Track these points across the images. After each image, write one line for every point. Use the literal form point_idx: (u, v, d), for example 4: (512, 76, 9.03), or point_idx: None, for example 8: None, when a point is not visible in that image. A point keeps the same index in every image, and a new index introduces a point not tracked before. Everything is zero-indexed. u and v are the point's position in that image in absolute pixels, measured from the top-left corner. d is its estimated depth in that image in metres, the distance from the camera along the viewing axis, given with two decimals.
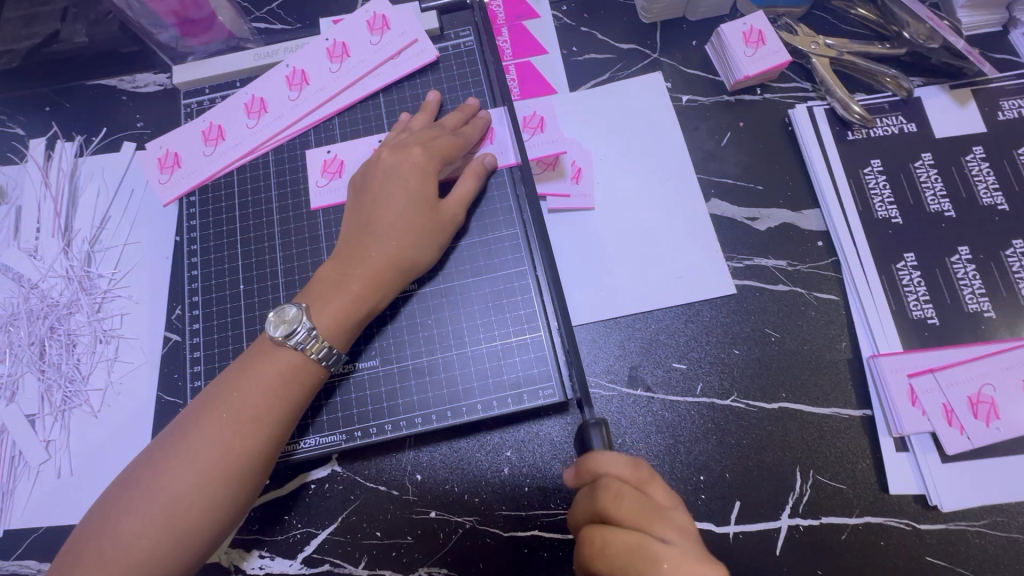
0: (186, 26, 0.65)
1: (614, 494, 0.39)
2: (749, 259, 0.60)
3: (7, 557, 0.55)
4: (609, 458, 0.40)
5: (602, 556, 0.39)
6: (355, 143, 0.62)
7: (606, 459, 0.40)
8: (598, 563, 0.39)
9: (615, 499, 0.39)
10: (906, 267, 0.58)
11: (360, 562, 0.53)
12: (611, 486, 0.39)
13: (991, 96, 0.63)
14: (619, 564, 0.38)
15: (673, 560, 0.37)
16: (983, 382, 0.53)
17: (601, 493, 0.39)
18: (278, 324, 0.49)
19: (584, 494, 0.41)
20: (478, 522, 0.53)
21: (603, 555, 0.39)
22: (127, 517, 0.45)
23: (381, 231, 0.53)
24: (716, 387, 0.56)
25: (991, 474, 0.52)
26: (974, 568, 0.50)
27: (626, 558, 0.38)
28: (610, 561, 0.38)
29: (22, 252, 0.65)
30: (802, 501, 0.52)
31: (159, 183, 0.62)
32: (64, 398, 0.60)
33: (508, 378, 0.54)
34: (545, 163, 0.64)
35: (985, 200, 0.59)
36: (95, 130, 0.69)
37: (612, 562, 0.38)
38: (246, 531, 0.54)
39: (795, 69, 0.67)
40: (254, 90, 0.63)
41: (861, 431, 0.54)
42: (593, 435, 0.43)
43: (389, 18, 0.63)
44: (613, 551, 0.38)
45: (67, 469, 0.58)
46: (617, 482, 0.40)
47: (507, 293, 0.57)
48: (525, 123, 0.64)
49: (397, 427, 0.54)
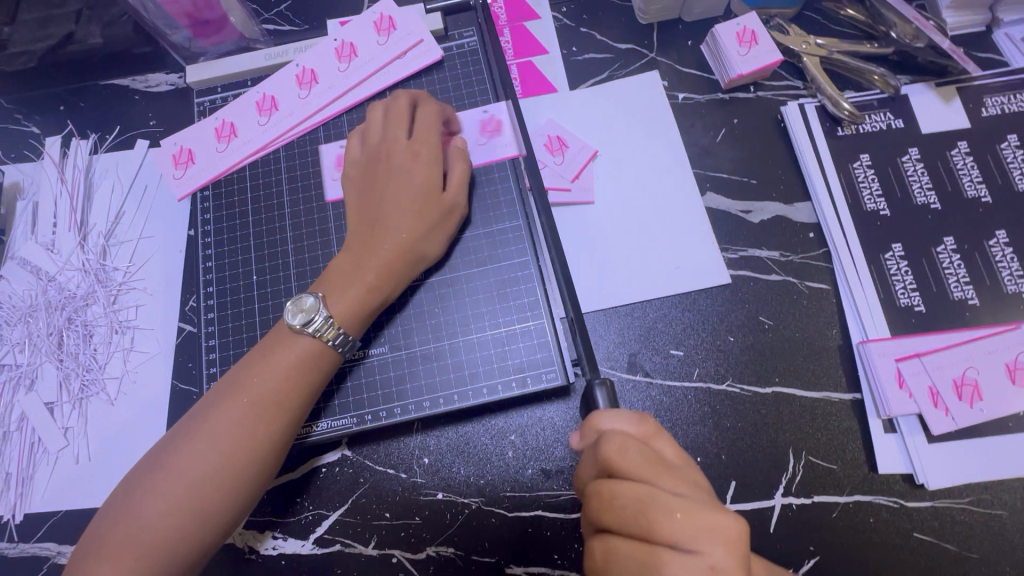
0: (199, 27, 0.67)
1: (619, 447, 0.40)
2: (744, 251, 0.63)
3: (29, 539, 0.57)
4: (612, 415, 0.42)
5: (611, 508, 0.40)
6: None
7: (607, 415, 0.42)
8: (609, 515, 0.40)
9: (620, 453, 0.40)
10: (894, 256, 0.60)
11: (370, 542, 0.55)
12: (616, 440, 0.40)
13: (976, 93, 0.65)
14: (628, 516, 0.39)
15: (683, 511, 0.38)
16: (967, 366, 0.56)
17: (606, 447, 0.40)
18: (295, 313, 0.51)
19: (588, 450, 0.42)
20: (483, 503, 0.56)
21: (612, 506, 0.40)
22: (152, 497, 0.47)
23: (392, 225, 0.55)
24: (712, 372, 0.59)
25: (975, 454, 0.54)
26: (959, 543, 0.52)
27: (636, 508, 0.39)
28: (619, 513, 0.40)
29: (40, 246, 0.67)
30: (795, 481, 0.55)
31: (174, 178, 0.64)
32: (82, 386, 0.62)
33: (512, 363, 0.56)
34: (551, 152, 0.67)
35: (970, 193, 0.62)
36: (110, 128, 0.71)
37: (622, 513, 0.39)
38: (259, 513, 0.56)
39: (787, 68, 0.70)
40: (264, 89, 0.65)
41: (852, 414, 0.56)
42: (597, 393, 0.44)
43: (395, 19, 0.65)
44: (622, 503, 0.39)
45: (86, 454, 0.60)
46: (621, 435, 0.41)
47: (511, 283, 0.59)
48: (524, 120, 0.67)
49: (406, 410, 0.56)
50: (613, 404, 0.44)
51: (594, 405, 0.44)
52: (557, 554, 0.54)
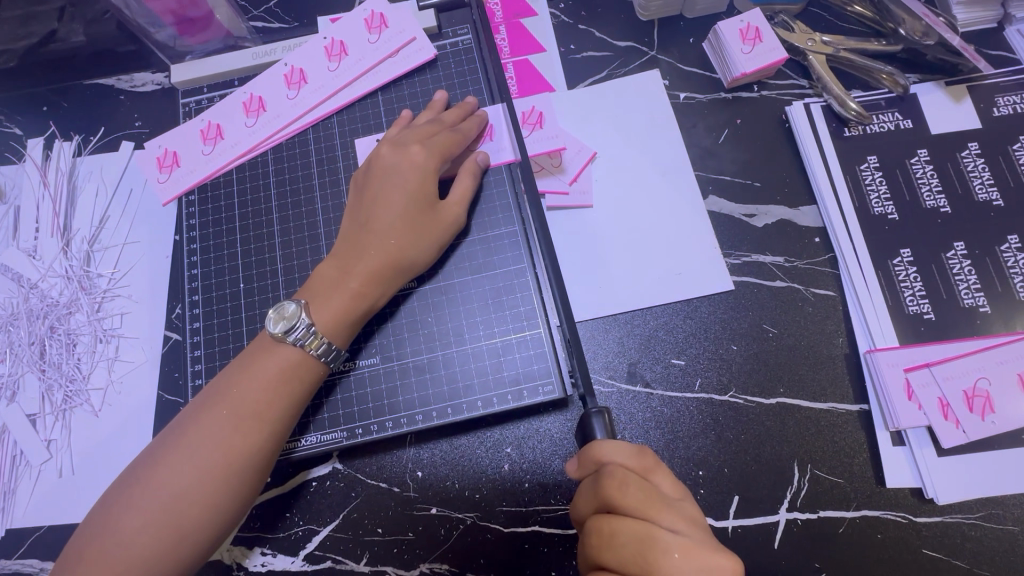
0: (184, 25, 0.65)
1: (619, 482, 0.39)
2: (747, 256, 0.61)
3: (10, 556, 0.55)
4: (612, 446, 0.40)
5: (610, 546, 0.39)
6: (356, 143, 0.62)
7: (610, 448, 0.40)
8: (606, 553, 0.39)
9: (620, 489, 0.39)
10: (903, 262, 0.58)
11: (362, 558, 0.54)
12: (617, 474, 0.39)
13: (987, 92, 0.63)
14: (626, 554, 0.38)
15: (682, 550, 0.37)
16: (978, 376, 0.54)
17: (606, 482, 0.39)
18: (278, 321, 0.50)
19: (588, 483, 0.41)
20: (479, 518, 0.54)
21: (610, 544, 0.39)
22: (128, 514, 0.45)
23: (380, 230, 0.53)
24: (714, 382, 0.57)
25: (986, 467, 0.52)
26: (970, 560, 0.51)
27: (634, 547, 0.38)
28: (617, 552, 0.38)
29: (22, 252, 0.65)
30: (800, 495, 0.53)
31: (158, 182, 0.62)
32: (65, 397, 0.60)
33: (508, 374, 0.55)
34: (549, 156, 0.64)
35: (981, 196, 0.60)
36: (93, 129, 0.69)
37: (620, 551, 0.38)
38: (247, 529, 0.55)
39: (792, 66, 0.68)
40: (252, 89, 0.63)
41: (858, 426, 0.55)
42: (594, 423, 0.41)
43: (387, 17, 0.63)
44: (621, 541, 0.38)
45: (69, 467, 0.58)
46: (622, 470, 0.40)
47: (506, 291, 0.57)
48: (525, 118, 0.64)
49: (398, 424, 0.54)
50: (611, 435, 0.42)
51: (592, 436, 0.42)
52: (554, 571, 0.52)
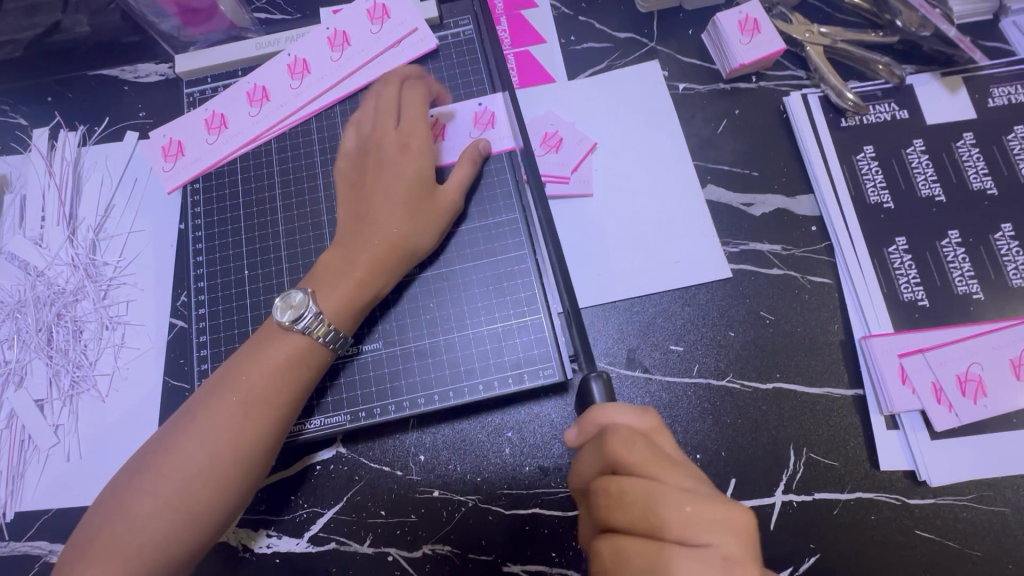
0: (188, 15, 0.65)
1: (623, 440, 0.40)
2: (745, 244, 0.62)
3: (20, 538, 0.56)
4: (615, 408, 0.41)
5: (619, 504, 0.39)
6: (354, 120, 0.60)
7: (607, 410, 0.41)
8: (615, 512, 0.39)
9: (625, 445, 0.39)
10: (898, 250, 0.59)
11: (366, 539, 0.55)
12: (623, 433, 0.40)
13: (982, 83, 0.64)
14: (635, 511, 0.38)
15: (693, 503, 0.37)
16: (971, 361, 0.55)
17: (610, 439, 0.40)
18: (284, 309, 0.50)
19: (592, 445, 0.41)
20: (480, 500, 0.55)
21: (619, 501, 0.38)
22: (139, 498, 0.46)
23: (383, 218, 0.54)
24: (712, 367, 0.58)
25: (978, 450, 0.54)
26: (962, 541, 0.52)
27: (644, 502, 0.38)
28: (628, 508, 0.38)
29: (28, 240, 0.66)
30: (796, 478, 0.54)
31: (164, 171, 0.63)
32: (72, 383, 0.61)
33: (509, 359, 0.56)
34: (548, 145, 0.65)
35: (975, 185, 0.60)
36: (98, 119, 0.69)
37: (628, 508, 0.38)
38: (253, 512, 0.55)
39: (790, 57, 0.68)
40: (255, 79, 0.64)
41: (853, 410, 0.56)
42: (594, 385, 0.44)
43: (389, 7, 0.64)
44: (630, 498, 0.38)
45: (77, 452, 0.59)
46: (626, 429, 0.40)
47: (508, 278, 0.58)
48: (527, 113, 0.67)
49: (400, 408, 0.55)
50: (610, 397, 0.43)
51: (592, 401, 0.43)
52: (554, 553, 0.53)
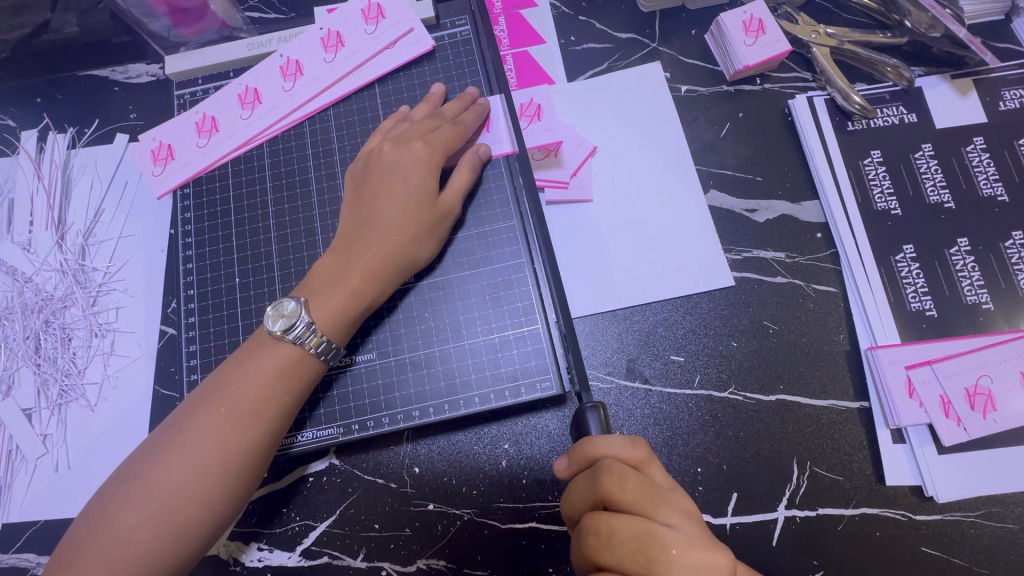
0: (178, 15, 0.64)
1: (616, 478, 0.39)
2: (748, 252, 0.60)
3: (6, 550, 0.55)
4: (605, 440, 0.41)
5: (608, 544, 0.38)
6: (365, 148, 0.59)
7: (604, 441, 0.41)
8: (605, 553, 0.38)
9: (618, 483, 0.39)
10: (905, 258, 0.58)
11: (359, 554, 0.53)
12: (615, 468, 0.39)
13: (993, 86, 0.62)
14: (625, 553, 0.38)
15: (680, 547, 0.37)
16: (980, 374, 0.53)
17: (603, 476, 0.39)
18: (277, 318, 0.49)
19: (583, 481, 0.41)
20: (476, 514, 0.54)
21: (609, 542, 0.38)
22: (124, 511, 0.45)
23: (380, 226, 0.52)
24: (714, 378, 0.56)
25: (987, 465, 0.52)
26: (970, 559, 0.50)
27: (634, 544, 0.37)
28: (617, 548, 0.38)
29: (16, 245, 0.64)
30: (799, 493, 0.53)
31: (153, 175, 0.61)
32: (61, 392, 0.60)
33: (506, 371, 0.54)
34: (546, 150, 0.63)
35: (985, 191, 0.59)
36: (88, 121, 0.68)
37: (618, 550, 0.38)
38: (244, 524, 0.54)
39: (795, 59, 0.67)
40: (247, 81, 0.62)
41: (858, 423, 0.54)
42: (589, 417, 0.42)
43: (384, 7, 0.62)
44: (619, 540, 0.38)
45: (65, 462, 0.58)
46: (619, 464, 0.40)
47: (504, 286, 0.56)
48: (521, 112, 0.63)
49: (394, 420, 0.54)
50: (607, 431, 0.42)
51: (587, 433, 0.42)
52: (551, 568, 0.52)
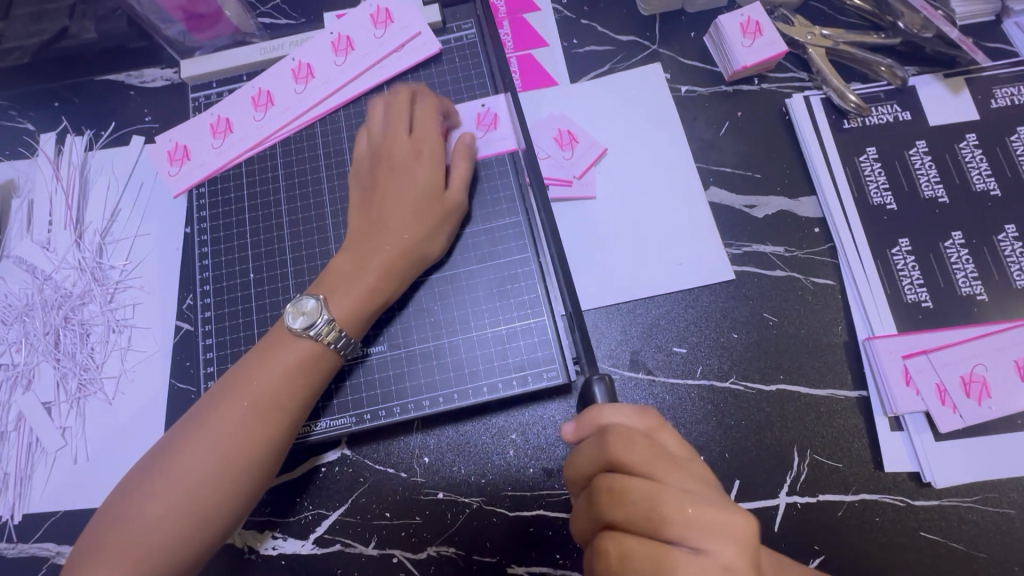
0: (193, 21, 0.66)
1: (623, 441, 0.40)
2: (748, 246, 0.62)
3: (28, 540, 0.56)
4: (613, 408, 0.41)
5: (622, 504, 0.39)
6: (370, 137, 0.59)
7: (611, 410, 0.41)
8: (620, 511, 0.39)
9: (627, 447, 0.40)
10: (901, 251, 0.59)
11: (370, 541, 0.55)
12: (623, 434, 0.40)
13: (985, 84, 0.64)
14: (638, 511, 0.38)
15: (694, 506, 0.38)
16: (974, 362, 0.55)
17: (612, 439, 0.40)
18: (296, 316, 0.51)
19: (590, 444, 0.42)
20: (484, 502, 0.55)
21: (624, 501, 0.39)
22: (150, 500, 0.46)
23: (395, 222, 0.54)
24: (715, 369, 0.58)
25: (983, 451, 0.53)
26: (967, 543, 0.52)
27: (647, 504, 0.38)
28: (630, 506, 0.39)
29: (36, 244, 0.66)
30: (800, 480, 0.54)
31: (170, 175, 0.63)
32: (79, 386, 0.61)
33: (513, 361, 0.56)
34: (566, 144, 0.66)
35: (978, 186, 0.60)
36: (104, 124, 0.70)
37: (631, 508, 0.39)
38: (258, 513, 0.56)
39: (792, 59, 0.68)
40: (261, 84, 0.64)
41: (857, 411, 0.56)
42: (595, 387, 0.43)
43: (393, 12, 0.65)
44: (633, 499, 0.39)
45: (84, 455, 0.59)
46: (629, 430, 0.40)
47: (511, 280, 0.58)
48: (558, 140, 0.66)
49: (405, 410, 0.56)
50: (613, 399, 0.43)
51: (593, 401, 0.43)
52: (558, 554, 0.53)
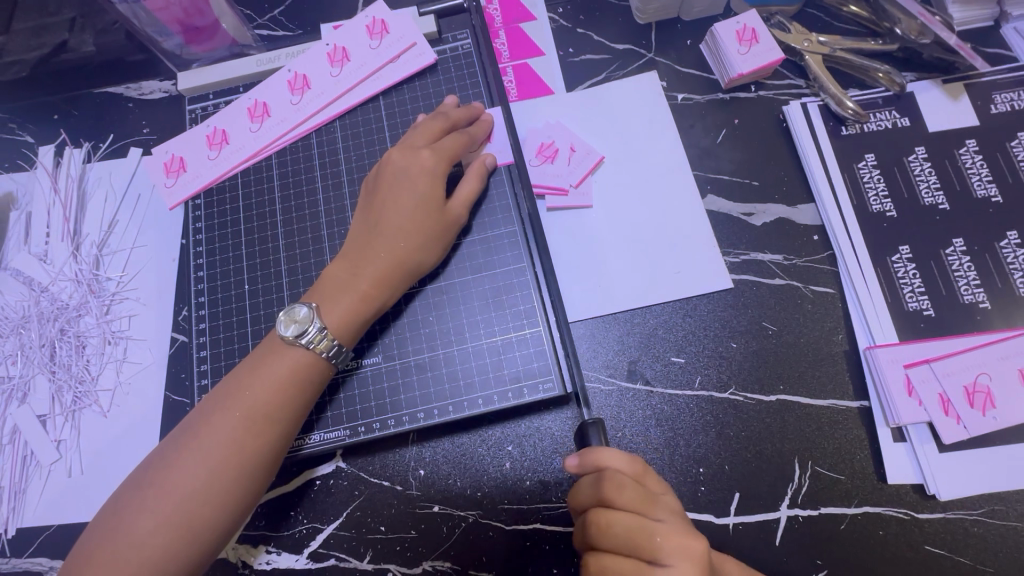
0: (191, 34, 0.66)
1: (618, 484, 0.40)
2: (746, 255, 0.61)
3: (20, 555, 0.56)
4: (612, 455, 0.41)
5: (606, 537, 0.40)
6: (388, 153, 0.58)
7: (609, 457, 0.41)
8: (603, 544, 0.40)
9: (619, 489, 0.40)
10: (901, 259, 0.58)
11: (365, 556, 0.54)
12: (618, 477, 0.40)
13: (984, 90, 0.63)
14: (620, 545, 0.39)
15: (668, 534, 0.39)
16: (978, 372, 0.54)
17: (607, 483, 0.40)
18: (289, 324, 0.51)
19: (581, 476, 0.42)
20: (480, 515, 0.54)
21: (607, 533, 0.40)
22: (142, 514, 0.46)
23: (390, 231, 0.54)
24: (714, 379, 0.57)
25: (988, 463, 0.52)
26: (973, 557, 0.50)
27: (628, 539, 0.39)
28: (612, 541, 0.39)
29: (33, 256, 0.66)
30: (801, 492, 0.53)
31: (165, 187, 0.64)
32: (74, 398, 0.61)
33: (509, 372, 0.55)
34: (544, 155, 0.65)
35: (979, 192, 0.60)
36: (102, 136, 0.70)
37: (614, 542, 0.39)
38: (252, 527, 0.55)
39: (789, 66, 0.68)
40: (257, 95, 0.64)
41: (859, 422, 0.55)
42: (591, 433, 0.46)
43: (388, 23, 0.64)
44: (616, 534, 0.39)
45: (78, 467, 0.59)
46: (623, 474, 0.41)
47: (506, 290, 0.58)
48: (541, 149, 0.65)
49: (400, 422, 0.55)
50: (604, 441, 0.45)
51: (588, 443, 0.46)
52: (555, 569, 0.52)
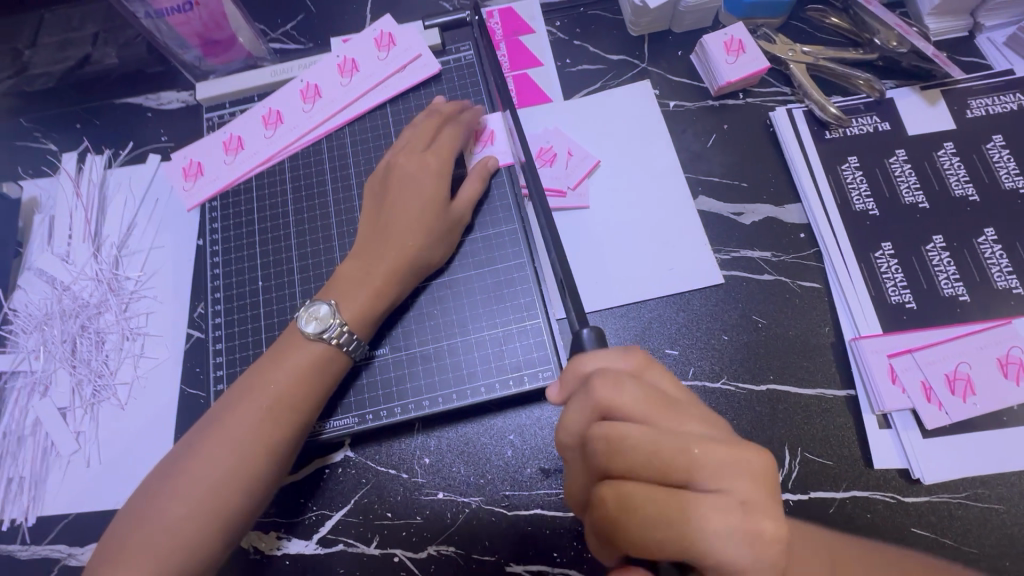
0: (208, 47, 0.70)
1: (613, 382, 0.38)
2: (736, 252, 0.64)
3: (40, 542, 0.58)
4: (600, 355, 0.39)
5: (621, 454, 0.36)
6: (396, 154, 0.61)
7: (595, 358, 0.39)
8: (618, 463, 0.36)
9: (616, 388, 0.38)
10: (884, 255, 0.61)
11: (372, 541, 0.56)
12: (609, 375, 0.38)
13: (959, 96, 0.67)
14: (640, 462, 0.35)
15: (701, 445, 0.35)
16: (958, 361, 0.56)
17: (600, 383, 0.38)
18: (310, 321, 0.54)
19: (576, 394, 0.39)
20: (483, 501, 0.56)
21: (620, 449, 0.36)
22: (171, 501, 0.48)
23: (401, 230, 0.57)
24: (707, 370, 0.60)
25: (970, 447, 0.55)
26: (957, 538, 0.52)
27: (647, 454, 0.35)
28: (628, 456, 0.36)
29: (56, 257, 0.69)
30: (791, 477, 0.55)
31: (184, 190, 0.67)
32: (94, 392, 0.64)
33: (510, 362, 0.58)
34: (544, 159, 0.69)
35: (957, 192, 0.63)
36: (123, 144, 0.74)
37: (631, 459, 0.36)
38: (264, 514, 0.57)
39: (775, 75, 0.72)
40: (270, 104, 0.68)
41: (846, 410, 0.57)
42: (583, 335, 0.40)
43: (395, 36, 0.68)
44: (632, 449, 0.36)
45: (96, 458, 0.61)
46: (616, 372, 0.39)
47: (507, 284, 0.61)
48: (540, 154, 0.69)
49: (406, 409, 0.58)
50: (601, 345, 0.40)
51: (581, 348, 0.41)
52: (556, 553, 0.54)
